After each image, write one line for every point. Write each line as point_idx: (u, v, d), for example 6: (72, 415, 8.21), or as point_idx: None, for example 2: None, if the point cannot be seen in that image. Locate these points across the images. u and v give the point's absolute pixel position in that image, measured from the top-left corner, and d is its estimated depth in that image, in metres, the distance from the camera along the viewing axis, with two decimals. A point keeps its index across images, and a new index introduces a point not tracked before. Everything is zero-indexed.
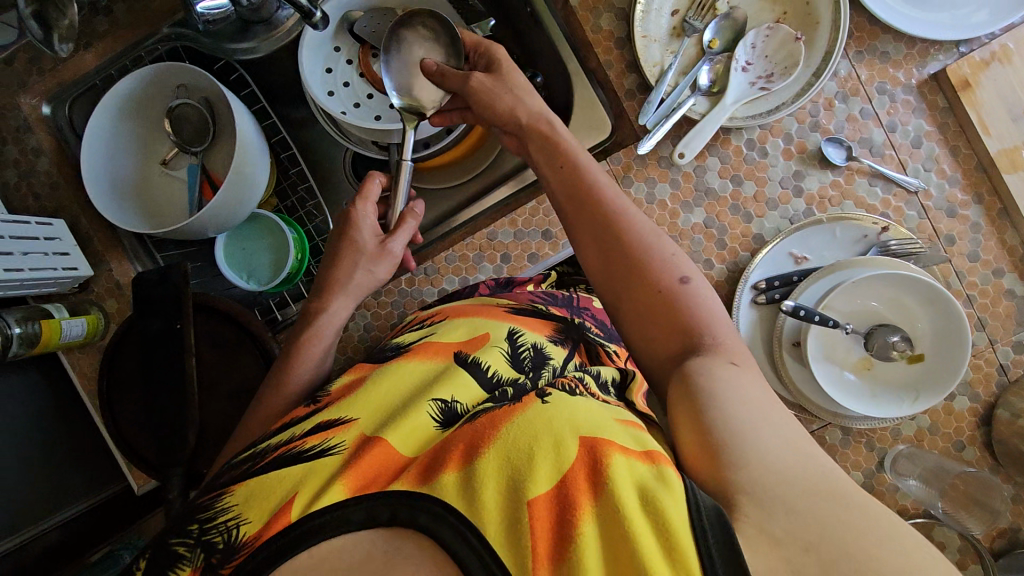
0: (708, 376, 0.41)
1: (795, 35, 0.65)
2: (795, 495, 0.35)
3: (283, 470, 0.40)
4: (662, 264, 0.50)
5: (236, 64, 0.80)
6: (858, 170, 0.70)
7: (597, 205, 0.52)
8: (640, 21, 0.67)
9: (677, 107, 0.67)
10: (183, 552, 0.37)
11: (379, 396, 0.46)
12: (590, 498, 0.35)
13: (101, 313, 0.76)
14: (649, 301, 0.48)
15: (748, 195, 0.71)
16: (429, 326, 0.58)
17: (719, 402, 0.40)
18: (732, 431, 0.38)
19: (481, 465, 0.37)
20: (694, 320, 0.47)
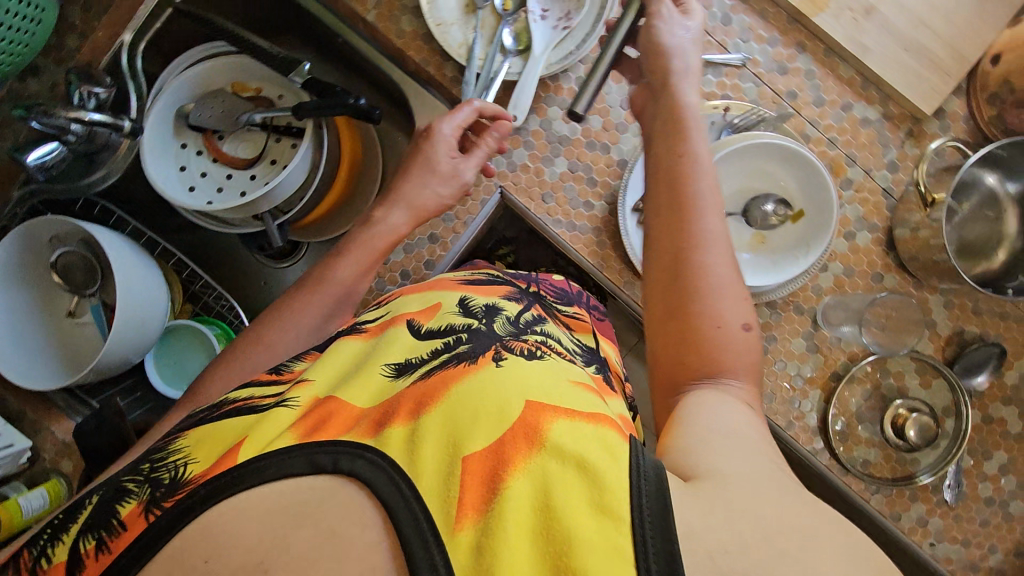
0: (751, 421, 0.41)
1: None
2: (754, 454, 0.35)
3: (234, 421, 0.41)
4: (735, 308, 0.47)
5: (96, 198, 0.81)
6: None
7: (679, 197, 0.50)
8: (429, 12, 0.70)
9: (494, 77, 0.69)
10: (130, 488, 0.38)
11: (338, 364, 0.47)
12: (527, 456, 0.35)
13: (61, 477, 0.77)
14: (707, 336, 0.46)
15: (598, 129, 0.73)
16: (383, 305, 0.58)
17: (753, 434, 0.39)
18: (739, 435, 0.38)
19: (425, 422, 0.38)
20: (746, 364, 0.46)
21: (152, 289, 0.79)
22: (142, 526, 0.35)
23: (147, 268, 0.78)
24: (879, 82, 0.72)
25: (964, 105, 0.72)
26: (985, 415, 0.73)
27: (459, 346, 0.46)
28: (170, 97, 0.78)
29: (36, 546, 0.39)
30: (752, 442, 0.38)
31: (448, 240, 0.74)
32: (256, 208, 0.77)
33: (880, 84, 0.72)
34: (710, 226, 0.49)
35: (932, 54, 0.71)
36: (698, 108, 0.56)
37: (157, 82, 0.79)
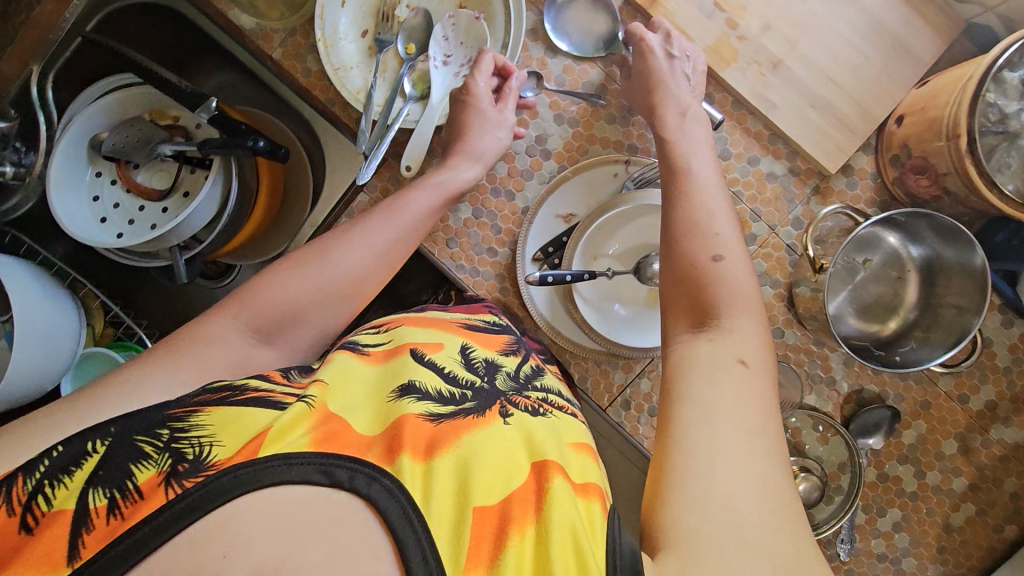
0: (706, 360, 0.47)
1: (475, 15, 0.68)
2: (715, 449, 0.41)
3: (257, 409, 0.38)
4: (702, 242, 0.55)
5: (5, 227, 0.80)
6: (593, 115, 0.72)
7: (678, 176, 0.59)
8: (328, 56, 0.68)
9: (390, 125, 0.67)
10: (147, 452, 0.35)
11: (352, 383, 0.45)
12: (529, 518, 0.38)
13: None
14: (683, 275, 0.54)
15: (503, 175, 0.73)
16: (383, 330, 0.57)
17: (711, 379, 0.45)
18: (700, 398, 0.44)
19: (440, 464, 0.39)
20: (724, 293, 0.52)
21: (61, 322, 0.79)
22: (160, 500, 0.32)
23: (59, 307, 0.79)
24: (786, 137, 0.71)
25: (872, 163, 0.71)
26: (880, 473, 0.73)
27: (466, 402, 0.46)
28: (82, 126, 0.78)
29: (35, 479, 0.34)
30: (721, 424, 0.42)
31: None
32: (165, 243, 0.77)
33: (786, 139, 0.71)
34: (704, 192, 0.58)
35: (839, 112, 0.70)
36: (695, 109, 0.64)
37: (68, 112, 0.78)
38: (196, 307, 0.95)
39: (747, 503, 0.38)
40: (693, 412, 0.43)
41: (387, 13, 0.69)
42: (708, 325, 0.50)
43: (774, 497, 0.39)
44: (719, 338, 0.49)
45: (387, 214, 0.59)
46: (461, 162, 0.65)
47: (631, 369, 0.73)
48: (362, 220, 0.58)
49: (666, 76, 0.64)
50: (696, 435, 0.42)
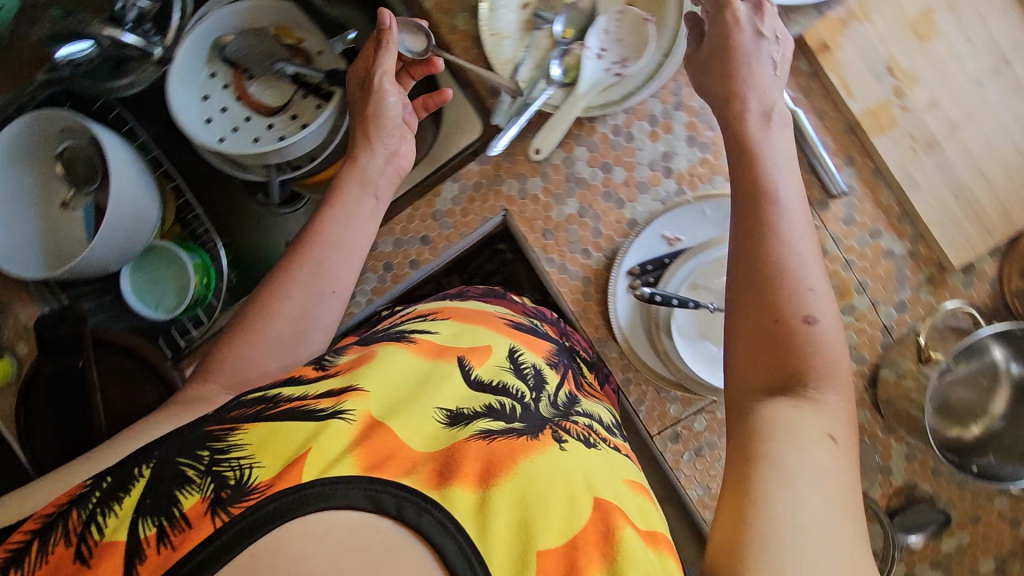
0: (793, 438, 0.39)
1: (643, 17, 0.66)
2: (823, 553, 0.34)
3: (295, 423, 0.41)
4: (790, 294, 0.44)
5: (113, 103, 0.82)
6: (725, 146, 0.69)
7: (765, 204, 0.47)
8: (487, 19, 0.67)
9: (530, 102, 0.67)
10: (191, 475, 0.38)
11: (393, 378, 0.48)
12: (596, 562, 0.39)
13: (13, 358, 0.80)
14: (766, 331, 0.44)
15: (619, 181, 0.71)
16: (428, 321, 0.58)
17: (803, 462, 0.37)
18: (789, 479, 0.36)
19: (496, 492, 0.41)
20: (816, 356, 0.43)
21: (139, 201, 0.77)
22: (207, 527, 0.35)
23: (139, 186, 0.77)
24: (916, 218, 0.68)
25: (995, 267, 0.69)
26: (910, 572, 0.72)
27: (512, 419, 0.48)
28: (211, 26, 0.76)
29: (88, 511, 0.38)
30: (814, 510, 0.35)
31: (439, 246, 0.73)
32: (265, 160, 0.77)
33: (915, 221, 0.68)
34: (795, 229, 0.47)
35: (979, 209, 0.67)
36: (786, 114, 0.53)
37: (201, 8, 0.77)
38: (258, 227, 0.90)
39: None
40: (777, 492, 0.36)
41: None
42: (796, 396, 0.42)
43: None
44: (810, 414, 0.40)
45: (315, 245, 0.59)
46: (362, 151, 0.65)
47: (689, 404, 0.71)
48: (290, 262, 0.59)
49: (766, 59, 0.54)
50: (784, 514, 0.35)
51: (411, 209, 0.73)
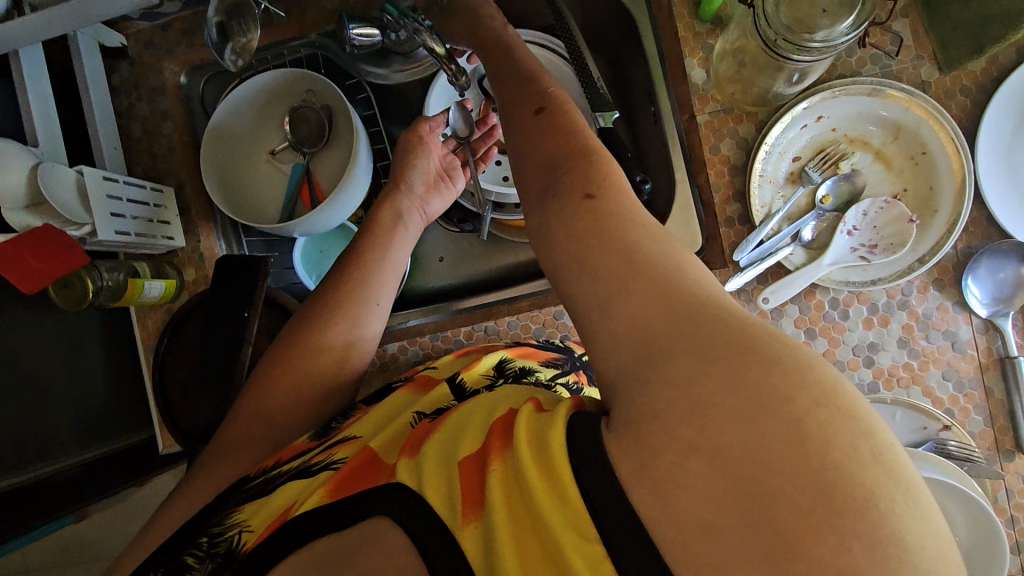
0: (572, 224, 0.42)
1: (910, 217, 0.65)
2: (655, 335, 0.35)
3: (293, 483, 0.50)
4: (529, 97, 0.52)
5: (366, 85, 0.85)
6: (934, 360, 0.69)
7: (514, 75, 0.54)
8: (761, 159, 0.69)
9: (773, 252, 0.68)
10: (194, 558, 0.49)
11: (377, 418, 0.57)
12: (500, 458, 0.39)
13: (179, 279, 0.82)
14: (535, 143, 0.49)
15: (817, 351, 0.70)
16: (433, 364, 0.70)
17: (590, 232, 0.41)
18: (586, 265, 0.40)
19: (427, 448, 0.45)
20: (567, 131, 0.48)
21: (344, 188, 0.78)
22: None
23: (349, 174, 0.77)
24: None
25: None
26: None
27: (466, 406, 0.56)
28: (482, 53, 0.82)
29: None
30: (605, 276, 0.39)
31: None
32: (485, 195, 0.83)
33: None
34: (543, 72, 0.54)
35: None
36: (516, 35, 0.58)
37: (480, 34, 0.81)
38: (435, 237, 0.92)
39: (683, 338, 0.33)
40: (580, 282, 0.40)
41: (831, 157, 0.69)
42: (556, 187, 0.45)
43: (703, 307, 0.35)
44: (565, 201, 0.44)
45: (362, 270, 0.67)
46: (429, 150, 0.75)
47: None
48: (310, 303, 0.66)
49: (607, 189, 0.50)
50: (607, 292, 0.38)
51: None
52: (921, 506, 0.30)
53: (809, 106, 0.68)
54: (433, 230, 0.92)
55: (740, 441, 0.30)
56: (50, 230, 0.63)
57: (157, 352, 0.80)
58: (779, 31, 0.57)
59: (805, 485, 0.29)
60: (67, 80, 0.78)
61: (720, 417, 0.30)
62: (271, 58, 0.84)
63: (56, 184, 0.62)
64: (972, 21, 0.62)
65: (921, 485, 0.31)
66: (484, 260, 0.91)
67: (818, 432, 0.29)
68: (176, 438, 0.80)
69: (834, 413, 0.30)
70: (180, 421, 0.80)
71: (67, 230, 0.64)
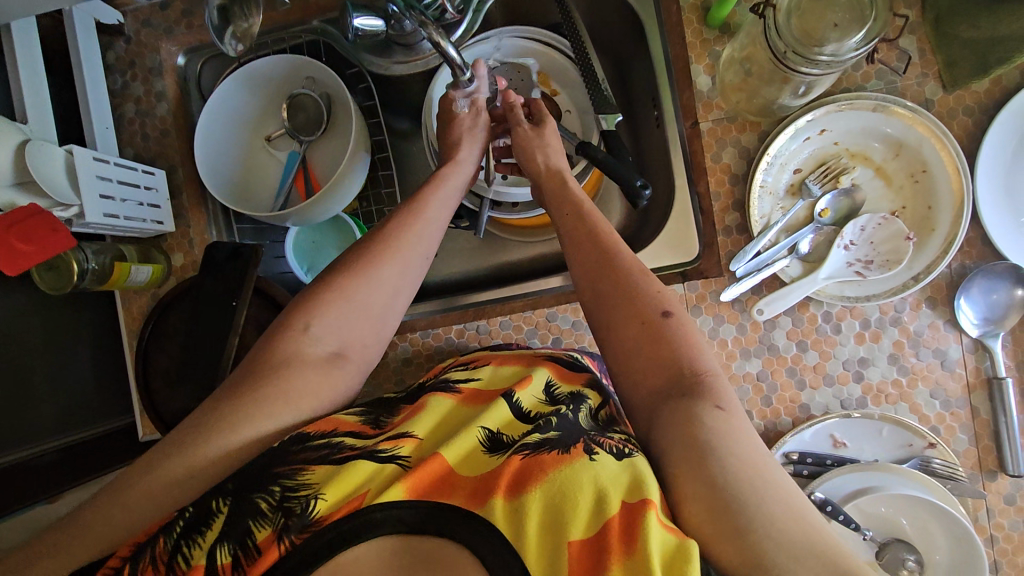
0: (684, 434, 0.44)
1: (907, 234, 0.65)
2: (778, 551, 0.38)
3: (359, 463, 0.47)
4: (624, 288, 0.55)
5: (367, 76, 0.84)
6: (923, 378, 0.69)
7: (601, 246, 0.59)
8: (762, 170, 0.69)
9: (770, 262, 0.68)
10: (263, 510, 0.45)
11: (436, 422, 0.52)
12: (619, 558, 0.39)
13: (166, 264, 0.80)
14: (634, 337, 0.53)
15: (809, 364, 0.70)
16: (472, 368, 0.64)
17: (712, 446, 0.43)
18: (704, 470, 0.42)
19: (528, 499, 0.43)
20: (686, 344, 0.51)
21: (343, 177, 0.77)
22: (274, 554, 0.43)
23: (348, 164, 0.76)
24: None
25: None
26: None
27: (549, 430, 0.49)
28: (486, 49, 0.81)
29: (172, 539, 0.45)
30: (720, 491, 0.41)
31: None
32: (483, 192, 0.81)
33: None
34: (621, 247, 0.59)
35: None
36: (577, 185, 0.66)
37: (486, 30, 0.80)
38: None
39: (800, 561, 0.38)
40: (693, 492, 0.42)
41: (832, 170, 0.68)
42: (670, 396, 0.48)
43: (818, 537, 0.39)
44: (691, 406, 0.46)
45: (402, 237, 0.62)
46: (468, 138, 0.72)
47: None
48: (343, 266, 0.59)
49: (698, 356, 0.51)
50: (730, 519, 0.40)
51: None
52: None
53: (813, 118, 0.67)
54: None
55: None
56: (35, 210, 0.61)
57: (141, 338, 0.79)
58: (789, 43, 0.57)
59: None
60: (59, 55, 0.76)
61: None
62: (270, 43, 0.83)
63: (43, 163, 0.61)
64: (981, 41, 0.62)
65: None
66: (478, 257, 0.90)
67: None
68: (159, 426, 0.79)
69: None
70: (165, 409, 0.79)
71: (54, 212, 0.63)
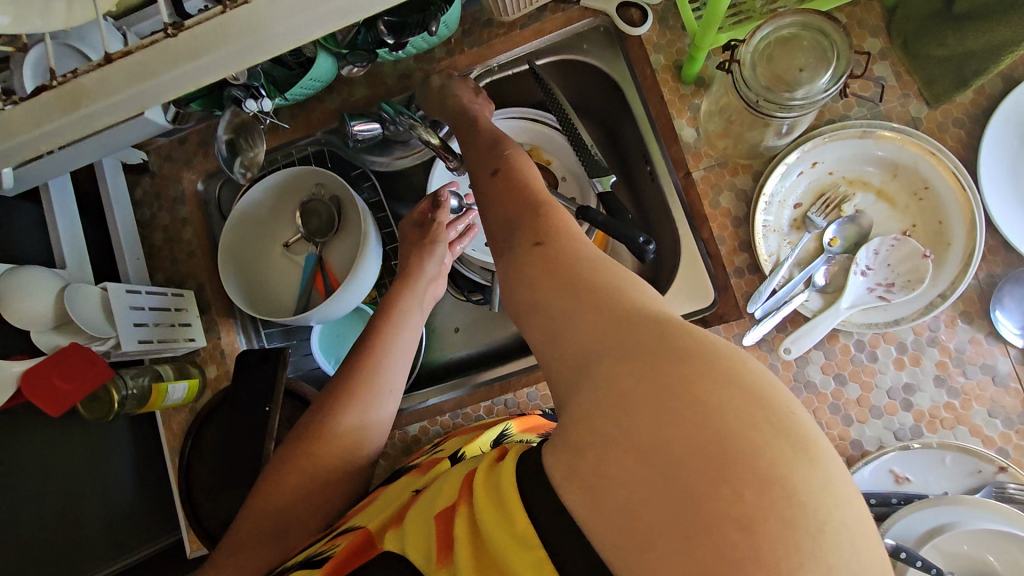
0: (524, 271, 0.45)
1: (924, 252, 0.64)
2: (596, 337, 0.37)
3: (297, 573, 0.50)
4: (487, 162, 0.58)
5: (370, 173, 0.89)
6: (977, 398, 0.65)
7: (467, 146, 0.63)
8: (762, 209, 0.69)
9: (786, 301, 0.67)
10: None
11: (381, 504, 0.56)
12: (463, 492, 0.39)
13: (201, 378, 0.83)
14: (486, 202, 0.55)
15: (851, 398, 0.67)
16: (437, 448, 0.68)
17: (541, 270, 0.43)
18: (539, 295, 0.42)
19: (410, 520, 0.44)
20: (518, 187, 0.53)
21: (355, 275, 0.80)
22: None
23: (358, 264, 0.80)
24: None
25: None
26: None
27: None
28: None
29: None
30: (553, 306, 0.41)
31: None
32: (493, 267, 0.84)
33: None
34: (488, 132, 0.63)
35: None
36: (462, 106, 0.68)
37: None
38: (448, 310, 0.93)
39: (611, 330, 0.36)
40: (536, 321, 0.42)
41: (832, 200, 0.68)
42: (512, 241, 0.49)
43: (640, 316, 0.36)
44: (520, 249, 0.47)
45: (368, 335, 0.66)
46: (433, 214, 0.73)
47: None
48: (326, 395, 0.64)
49: (532, 193, 0.52)
50: (566, 335, 0.39)
51: None
52: (849, 498, 0.29)
53: (801, 154, 0.68)
54: (445, 303, 0.93)
55: (668, 435, 0.30)
56: (75, 348, 0.65)
57: (182, 455, 0.81)
58: (760, 92, 0.59)
59: (711, 456, 0.29)
60: (94, 200, 0.83)
61: (631, 409, 0.31)
62: (280, 159, 0.89)
63: (80, 304, 0.66)
64: (952, 58, 0.62)
65: (822, 441, 0.30)
66: (499, 329, 0.91)
67: (713, 402, 0.30)
68: (203, 542, 0.80)
69: (739, 396, 0.30)
70: (209, 523, 0.80)
71: (93, 346, 0.68)
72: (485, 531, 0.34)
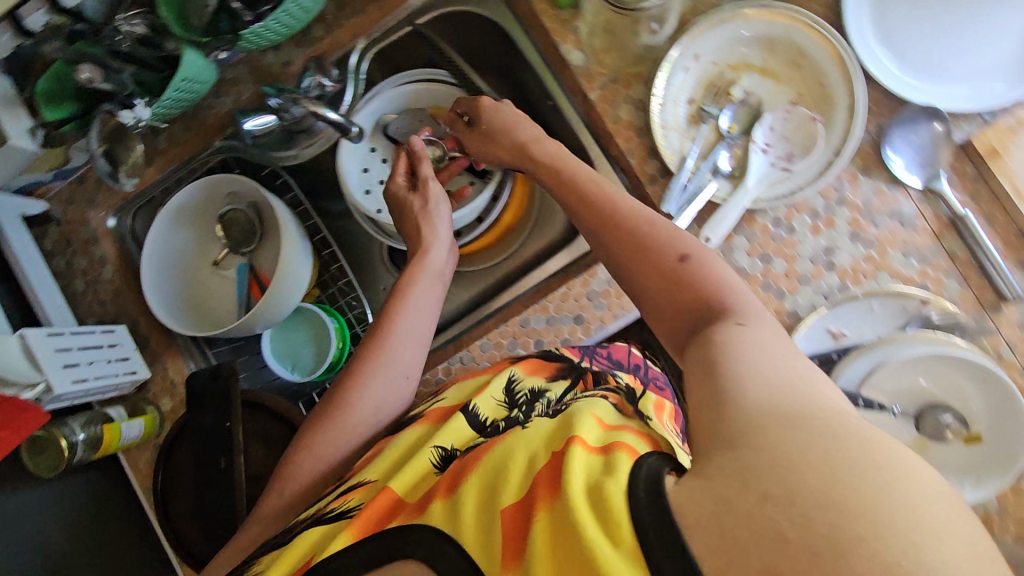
0: (702, 348, 0.45)
1: (812, 116, 0.67)
2: (766, 404, 0.37)
3: (313, 528, 0.51)
4: (592, 195, 0.60)
5: (281, 171, 0.90)
6: (891, 244, 0.68)
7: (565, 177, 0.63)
8: (658, 112, 0.71)
9: (698, 193, 0.69)
10: None
11: (393, 457, 0.56)
12: (546, 498, 0.41)
13: (157, 411, 0.82)
14: (620, 250, 0.56)
15: (780, 272, 0.69)
16: (439, 393, 0.66)
17: (712, 355, 0.43)
18: (709, 368, 0.42)
19: (464, 489, 0.46)
20: (694, 262, 0.52)
21: (287, 269, 0.79)
22: None
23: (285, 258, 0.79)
24: None
25: None
26: None
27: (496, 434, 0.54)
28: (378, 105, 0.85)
29: None
30: (716, 372, 0.41)
31: (593, 326, 0.74)
32: None
33: None
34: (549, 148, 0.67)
35: None
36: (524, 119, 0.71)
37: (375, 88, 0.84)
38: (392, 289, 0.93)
39: (800, 414, 0.36)
40: (695, 380, 0.43)
41: (720, 89, 0.71)
42: (697, 321, 0.49)
43: (830, 416, 0.36)
44: (714, 326, 0.47)
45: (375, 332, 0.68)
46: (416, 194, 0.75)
47: None
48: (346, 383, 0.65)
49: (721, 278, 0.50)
50: (711, 401, 0.39)
51: (567, 287, 0.75)
52: (932, 530, 0.30)
53: (681, 51, 0.70)
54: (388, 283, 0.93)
55: (812, 495, 0.31)
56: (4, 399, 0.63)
57: (155, 490, 0.80)
58: None
59: (825, 505, 0.30)
60: None
61: (784, 459, 0.33)
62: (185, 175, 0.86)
63: None
64: None
65: (938, 507, 0.31)
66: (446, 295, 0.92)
67: (853, 475, 0.31)
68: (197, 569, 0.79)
69: (891, 486, 0.31)
70: (197, 550, 0.78)
71: (23, 394, 0.65)
72: (577, 538, 0.36)
